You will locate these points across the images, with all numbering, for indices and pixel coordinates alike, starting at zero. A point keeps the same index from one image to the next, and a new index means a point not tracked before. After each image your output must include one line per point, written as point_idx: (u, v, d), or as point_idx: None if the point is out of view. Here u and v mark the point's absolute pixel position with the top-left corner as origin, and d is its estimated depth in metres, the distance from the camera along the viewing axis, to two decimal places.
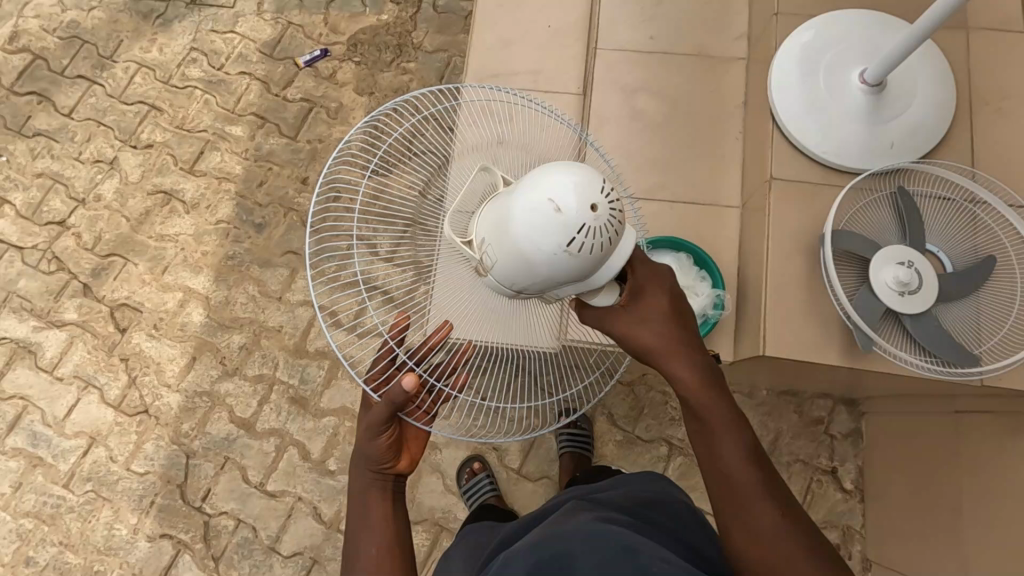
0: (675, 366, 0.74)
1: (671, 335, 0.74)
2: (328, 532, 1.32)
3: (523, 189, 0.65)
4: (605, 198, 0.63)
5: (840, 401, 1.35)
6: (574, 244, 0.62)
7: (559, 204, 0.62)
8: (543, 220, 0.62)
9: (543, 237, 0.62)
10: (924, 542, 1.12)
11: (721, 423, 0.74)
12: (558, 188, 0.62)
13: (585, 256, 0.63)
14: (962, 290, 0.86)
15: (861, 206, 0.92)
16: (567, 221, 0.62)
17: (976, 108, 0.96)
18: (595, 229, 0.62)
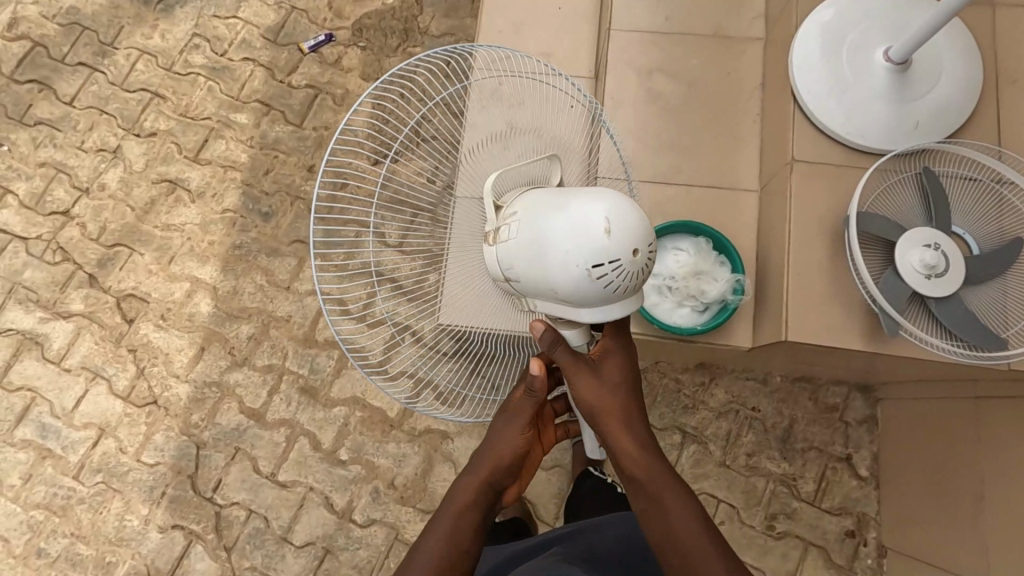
0: (627, 431, 0.75)
1: (626, 399, 0.76)
2: (340, 522, 1.31)
3: (586, 196, 0.64)
4: (647, 248, 0.64)
5: (855, 387, 1.34)
6: (599, 272, 0.63)
7: (612, 231, 0.62)
8: (587, 232, 0.62)
9: (577, 248, 0.63)
10: (944, 528, 1.11)
11: (670, 492, 0.73)
12: (620, 214, 0.62)
13: (602, 285, 0.63)
14: (990, 272, 0.84)
15: (885, 188, 0.90)
16: (608, 248, 0.62)
17: (1002, 86, 0.94)
18: (627, 269, 0.63)
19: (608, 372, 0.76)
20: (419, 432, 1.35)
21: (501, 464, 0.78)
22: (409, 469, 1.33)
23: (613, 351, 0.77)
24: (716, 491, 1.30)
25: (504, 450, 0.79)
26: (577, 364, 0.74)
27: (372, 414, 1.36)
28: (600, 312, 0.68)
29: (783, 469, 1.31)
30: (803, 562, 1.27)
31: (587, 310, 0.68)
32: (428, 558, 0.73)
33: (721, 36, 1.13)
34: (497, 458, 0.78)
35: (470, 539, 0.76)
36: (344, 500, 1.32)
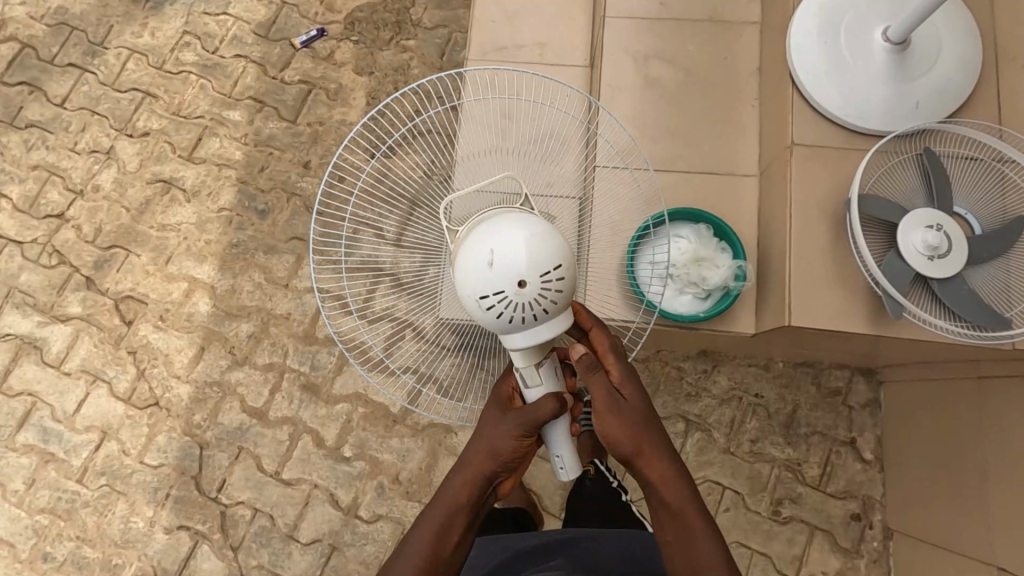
0: (652, 460, 0.75)
1: (649, 427, 0.76)
2: (347, 518, 1.31)
3: (489, 228, 0.69)
4: (537, 280, 0.66)
5: (858, 371, 1.34)
6: (488, 302, 0.67)
7: (494, 264, 0.66)
8: (476, 264, 0.67)
9: (469, 277, 0.68)
10: (951, 509, 1.11)
11: (695, 520, 0.73)
12: (504, 249, 0.66)
13: (494, 316, 0.68)
14: (992, 252, 0.84)
15: (886, 169, 0.89)
16: (491, 280, 0.66)
17: (1002, 63, 0.93)
18: (513, 300, 0.66)
19: (629, 401, 0.76)
20: (422, 427, 1.35)
21: (496, 461, 0.76)
22: (412, 463, 1.33)
23: (632, 380, 0.78)
24: (720, 478, 1.30)
25: (495, 446, 0.76)
26: (600, 393, 0.75)
27: (375, 410, 1.36)
28: (513, 340, 0.70)
29: (787, 454, 1.31)
30: (809, 547, 1.27)
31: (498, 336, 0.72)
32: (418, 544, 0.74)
33: (719, 20, 1.12)
34: (495, 453, 0.76)
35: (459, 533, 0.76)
36: (350, 496, 1.32)
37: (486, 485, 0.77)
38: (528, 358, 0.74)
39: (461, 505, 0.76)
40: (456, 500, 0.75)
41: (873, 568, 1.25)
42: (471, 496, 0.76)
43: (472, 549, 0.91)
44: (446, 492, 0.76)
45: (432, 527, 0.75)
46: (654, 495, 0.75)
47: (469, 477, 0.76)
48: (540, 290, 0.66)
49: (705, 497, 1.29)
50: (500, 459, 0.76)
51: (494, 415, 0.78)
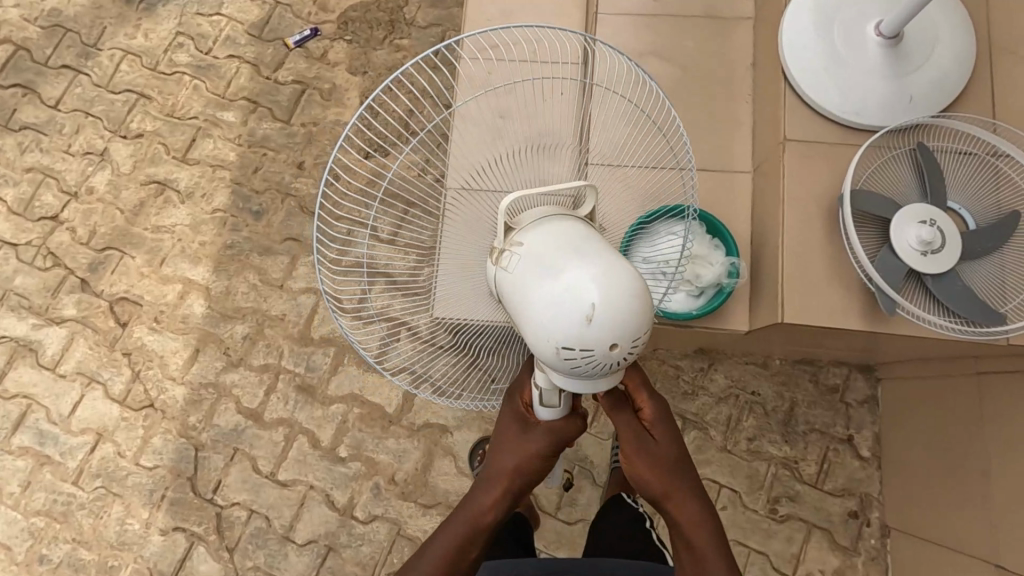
0: (672, 495, 0.73)
1: (676, 470, 0.74)
2: (343, 519, 1.31)
3: (590, 267, 0.56)
4: (632, 344, 0.57)
5: (856, 367, 1.33)
6: (569, 353, 0.57)
7: (594, 320, 0.55)
8: (569, 310, 0.56)
9: (553, 319, 0.56)
10: (945, 506, 1.11)
11: (716, 563, 0.73)
12: (611, 303, 0.55)
13: (567, 366, 0.58)
14: (986, 246, 0.83)
15: (880, 164, 0.88)
16: (586, 337, 0.55)
17: (996, 56, 0.92)
18: (599, 360, 0.57)
19: (656, 443, 0.74)
20: (418, 428, 1.35)
21: (518, 479, 0.74)
22: (409, 463, 1.33)
23: (661, 420, 0.74)
24: (718, 477, 1.30)
25: (523, 464, 0.73)
26: (625, 432, 0.73)
27: (371, 410, 1.36)
28: (563, 383, 0.62)
29: (785, 452, 1.31)
30: (807, 545, 1.26)
31: (553, 373, 0.63)
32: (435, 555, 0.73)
33: (712, 17, 1.12)
34: (516, 474, 0.73)
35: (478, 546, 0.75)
36: (346, 497, 1.32)
37: (512, 501, 0.75)
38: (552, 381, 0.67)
39: (485, 523, 0.74)
40: (482, 518, 0.73)
41: (872, 566, 1.25)
42: (498, 514, 0.74)
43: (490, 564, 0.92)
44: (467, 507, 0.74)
45: (451, 542, 0.73)
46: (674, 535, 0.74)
47: (496, 495, 0.74)
48: (626, 354, 0.58)
49: None
50: (528, 477, 0.74)
51: (514, 429, 0.74)
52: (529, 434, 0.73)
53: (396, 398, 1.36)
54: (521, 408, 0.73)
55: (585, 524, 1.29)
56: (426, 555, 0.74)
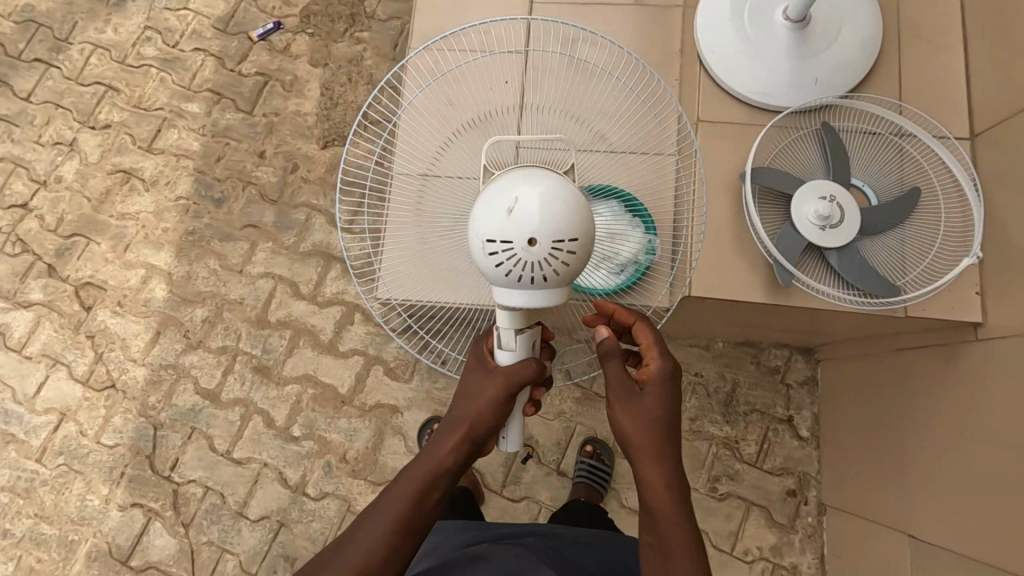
0: (649, 462, 0.66)
1: (664, 435, 0.67)
2: (295, 496, 1.35)
3: (520, 176, 0.65)
4: (551, 241, 0.62)
5: (797, 350, 1.36)
6: (493, 250, 0.64)
7: (514, 212, 0.62)
8: (496, 206, 0.64)
9: (483, 218, 0.65)
10: (866, 482, 1.13)
11: (680, 541, 0.63)
12: (528, 199, 0.63)
13: (494, 265, 0.64)
14: (885, 222, 0.86)
15: (786, 145, 0.92)
16: (507, 227, 0.63)
17: (903, 41, 0.95)
18: (520, 257, 0.63)
19: (649, 400, 0.69)
20: (369, 407, 1.38)
21: (478, 424, 0.73)
22: (360, 442, 1.37)
23: (665, 382, 0.70)
24: None
25: (483, 407, 0.74)
26: (619, 380, 0.70)
27: (325, 391, 1.40)
28: (501, 298, 0.67)
29: (726, 432, 1.33)
30: (746, 522, 1.29)
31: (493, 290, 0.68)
32: (392, 503, 0.69)
33: (643, 6, 1.15)
34: (472, 419, 0.73)
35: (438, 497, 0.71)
36: (298, 474, 1.36)
37: (472, 446, 0.74)
38: (512, 320, 0.72)
39: (445, 467, 0.71)
40: (441, 461, 0.71)
41: (808, 542, 1.27)
42: (457, 457, 0.72)
43: (439, 533, 0.91)
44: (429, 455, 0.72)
45: (411, 488, 0.70)
46: (643, 502, 0.66)
47: (455, 439, 0.73)
48: (549, 256, 0.63)
49: None
50: (488, 420, 0.74)
51: (476, 375, 0.76)
52: (490, 377, 0.75)
53: (349, 379, 1.40)
54: (483, 353, 0.78)
55: (529, 502, 1.32)
56: (384, 503, 0.69)
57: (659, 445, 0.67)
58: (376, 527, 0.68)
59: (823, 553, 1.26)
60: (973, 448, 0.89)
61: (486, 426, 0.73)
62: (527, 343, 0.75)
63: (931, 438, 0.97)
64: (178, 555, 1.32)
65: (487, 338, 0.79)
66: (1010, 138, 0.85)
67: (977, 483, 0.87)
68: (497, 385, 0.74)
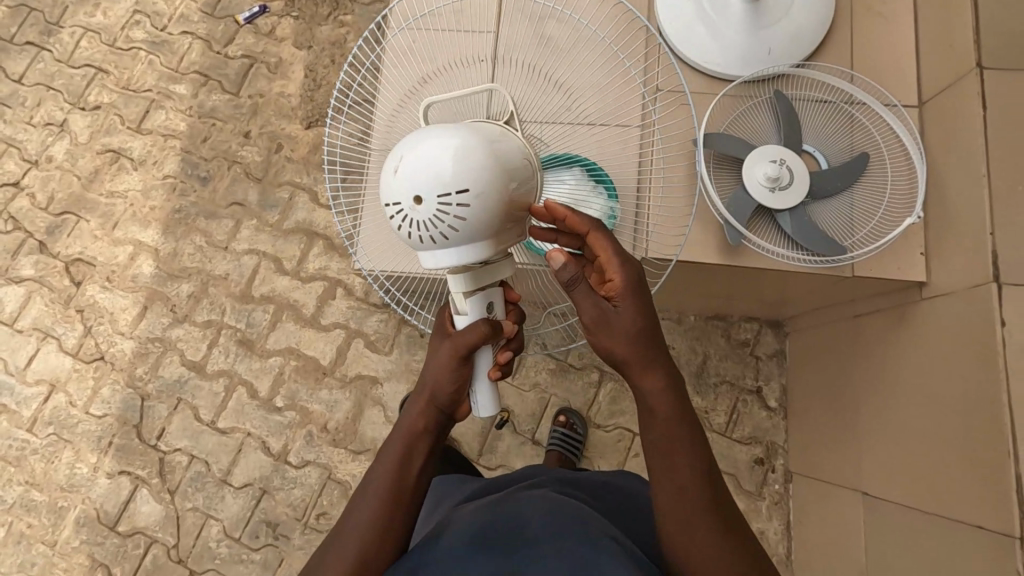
0: (643, 372, 0.69)
1: (648, 342, 0.69)
2: (277, 464, 1.38)
3: (413, 137, 0.65)
4: (436, 197, 0.62)
5: (766, 323, 1.39)
6: (390, 212, 0.65)
7: (399, 172, 0.63)
8: (387, 170, 0.65)
9: (382, 183, 0.66)
10: (830, 446, 1.16)
11: (681, 436, 0.69)
12: (409, 158, 0.62)
13: (397, 229, 0.66)
14: (833, 185, 0.89)
15: (740, 113, 0.96)
16: (394, 189, 0.63)
17: (856, 14, 0.98)
18: (411, 217, 0.63)
19: (624, 316, 0.68)
20: (350, 379, 1.42)
21: (443, 390, 0.76)
22: (340, 413, 1.40)
23: (632, 292, 0.69)
24: (631, 425, 1.37)
25: (443, 373, 0.76)
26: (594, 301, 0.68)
27: (306, 363, 1.44)
28: (423, 261, 0.69)
29: (696, 403, 1.37)
30: None
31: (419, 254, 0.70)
32: (378, 479, 0.73)
33: None
34: (437, 384, 0.76)
35: (420, 462, 0.76)
36: (281, 444, 1.39)
37: (442, 408, 0.77)
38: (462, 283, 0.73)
39: (418, 434, 0.76)
40: (413, 428, 0.75)
41: (775, 509, 1.30)
42: (429, 422, 0.76)
43: (433, 488, 1.01)
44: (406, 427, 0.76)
45: (395, 459, 0.74)
46: (642, 405, 0.70)
47: (421, 407, 0.77)
48: (436, 215, 0.62)
49: (617, 444, 1.36)
50: (449, 388, 0.76)
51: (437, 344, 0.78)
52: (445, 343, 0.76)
53: (330, 352, 1.44)
54: (444, 320, 0.79)
55: (504, 470, 1.36)
56: (372, 478, 0.74)
57: (644, 353, 0.69)
58: (366, 502, 0.72)
59: (790, 519, 1.29)
60: (917, 403, 0.93)
61: (449, 391, 0.76)
62: (481, 305, 0.75)
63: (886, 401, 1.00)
64: (163, 521, 1.36)
65: (449, 305, 0.80)
66: (952, 105, 0.88)
67: (923, 439, 0.90)
68: (451, 350, 0.75)
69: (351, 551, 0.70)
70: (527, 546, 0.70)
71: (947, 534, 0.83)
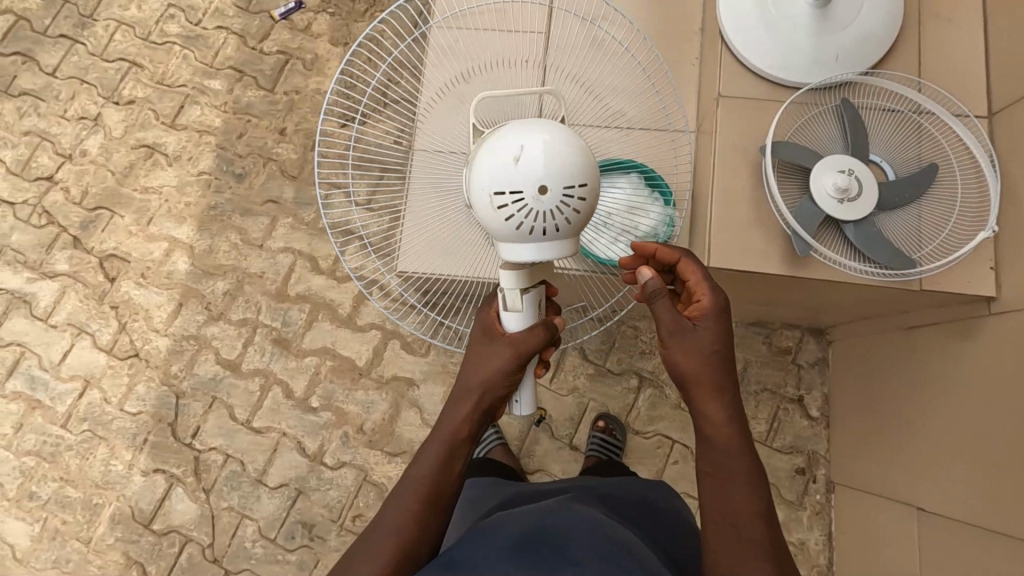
0: (710, 393, 0.69)
1: (719, 364, 0.70)
2: (312, 465, 1.38)
3: (522, 126, 0.62)
4: (564, 189, 0.59)
5: (808, 330, 1.38)
6: (501, 202, 0.60)
7: (522, 159, 0.59)
8: (499, 154, 0.60)
9: (487, 169, 0.61)
10: (878, 458, 1.14)
11: (739, 469, 0.65)
12: (534, 146, 0.59)
13: (504, 218, 0.61)
14: (902, 196, 0.88)
15: (804, 121, 0.94)
16: (515, 176, 0.59)
17: (924, 21, 0.97)
18: (531, 206, 0.59)
19: (702, 335, 0.70)
20: (386, 379, 1.41)
21: (490, 391, 0.74)
22: (376, 414, 1.40)
23: (714, 316, 0.72)
24: (670, 432, 1.36)
25: (492, 374, 0.74)
26: (672, 314, 0.72)
27: (342, 363, 1.43)
28: (513, 256, 0.63)
29: None
30: None
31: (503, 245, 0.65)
32: (417, 479, 0.71)
33: None
34: (483, 385, 0.74)
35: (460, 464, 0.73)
36: (316, 444, 1.39)
37: (485, 412, 0.75)
38: (517, 279, 0.74)
39: (460, 436, 0.73)
40: (457, 429, 0.73)
41: (816, 519, 1.28)
42: (473, 424, 0.74)
43: (465, 491, 1.00)
44: (447, 427, 0.73)
45: (436, 458, 0.72)
46: (701, 429, 0.69)
47: (467, 409, 0.74)
48: (558, 206, 0.59)
49: (656, 450, 1.35)
50: (495, 392, 0.75)
51: (481, 342, 0.77)
52: (494, 343, 0.76)
53: (366, 352, 1.43)
54: (490, 320, 0.79)
55: (541, 474, 1.35)
56: (410, 475, 0.72)
57: (713, 376, 0.69)
58: (403, 501, 0.70)
59: (831, 530, 1.28)
60: (984, 417, 0.91)
61: (496, 394, 0.75)
62: (534, 303, 0.76)
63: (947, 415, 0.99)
64: (198, 520, 1.36)
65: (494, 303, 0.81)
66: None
67: (978, 452, 0.91)
68: (502, 350, 0.75)
69: (387, 551, 0.67)
70: (560, 551, 0.68)
71: (1005, 547, 0.85)
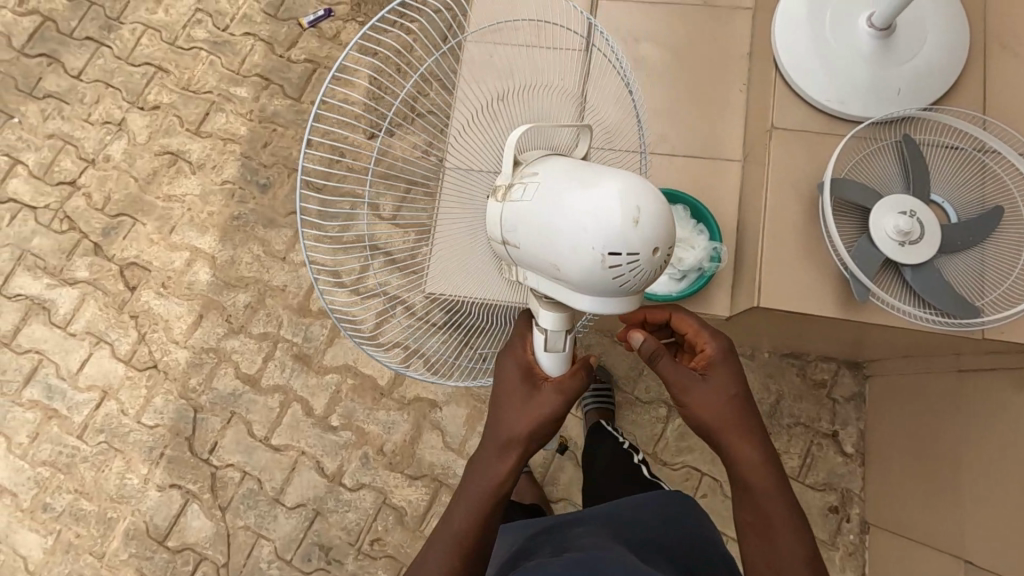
0: (738, 441, 0.65)
1: (738, 408, 0.66)
2: (331, 485, 1.35)
3: (616, 175, 0.55)
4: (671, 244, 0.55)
5: (844, 363, 1.33)
6: (613, 262, 0.53)
7: (638, 217, 0.52)
8: (610, 212, 0.53)
9: (592, 226, 0.53)
10: (921, 501, 1.10)
11: (782, 521, 0.63)
12: (647, 201, 0.53)
13: (610, 279, 0.54)
14: (965, 240, 0.84)
15: (862, 157, 0.90)
16: (631, 237, 0.52)
17: (989, 56, 0.93)
18: (644, 267, 0.54)
19: (716, 383, 0.67)
20: (408, 400, 1.38)
21: (532, 442, 0.69)
22: (398, 435, 1.36)
23: (723, 361, 0.68)
24: (699, 464, 1.32)
25: (535, 425, 0.68)
26: (679, 372, 0.67)
27: (363, 381, 1.40)
28: (600, 308, 0.58)
29: None
30: None
31: (585, 298, 0.58)
32: (456, 529, 0.68)
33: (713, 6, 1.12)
34: (524, 436, 0.68)
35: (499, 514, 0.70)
36: (335, 464, 1.36)
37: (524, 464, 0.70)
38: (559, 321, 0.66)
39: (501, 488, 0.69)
40: (498, 483, 0.68)
41: (848, 560, 1.24)
42: (515, 475, 0.69)
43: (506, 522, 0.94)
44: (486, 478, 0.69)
45: (475, 510, 0.68)
46: (735, 478, 0.65)
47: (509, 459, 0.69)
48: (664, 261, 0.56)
49: (683, 482, 1.31)
50: (538, 441, 0.69)
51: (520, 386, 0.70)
52: (536, 390, 0.69)
53: (388, 371, 1.40)
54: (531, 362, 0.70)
55: (565, 503, 1.31)
56: (449, 522, 0.69)
57: (734, 420, 0.66)
58: (440, 552, 0.68)
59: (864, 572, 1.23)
60: None
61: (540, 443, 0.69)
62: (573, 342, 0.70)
63: (1003, 464, 0.94)
64: (213, 538, 1.33)
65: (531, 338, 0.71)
66: None
67: None
68: (545, 400, 0.68)
69: None
70: None
71: None
